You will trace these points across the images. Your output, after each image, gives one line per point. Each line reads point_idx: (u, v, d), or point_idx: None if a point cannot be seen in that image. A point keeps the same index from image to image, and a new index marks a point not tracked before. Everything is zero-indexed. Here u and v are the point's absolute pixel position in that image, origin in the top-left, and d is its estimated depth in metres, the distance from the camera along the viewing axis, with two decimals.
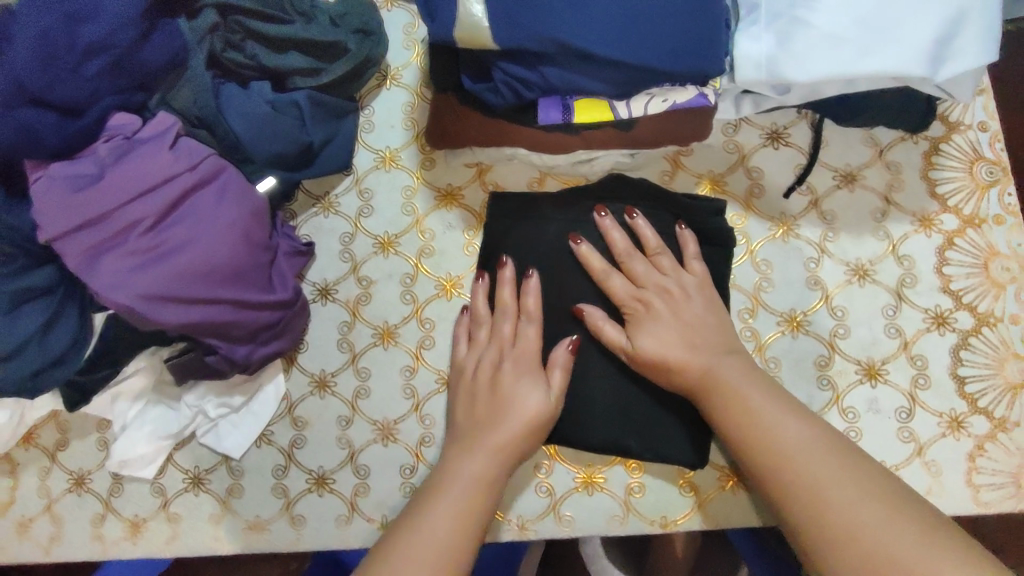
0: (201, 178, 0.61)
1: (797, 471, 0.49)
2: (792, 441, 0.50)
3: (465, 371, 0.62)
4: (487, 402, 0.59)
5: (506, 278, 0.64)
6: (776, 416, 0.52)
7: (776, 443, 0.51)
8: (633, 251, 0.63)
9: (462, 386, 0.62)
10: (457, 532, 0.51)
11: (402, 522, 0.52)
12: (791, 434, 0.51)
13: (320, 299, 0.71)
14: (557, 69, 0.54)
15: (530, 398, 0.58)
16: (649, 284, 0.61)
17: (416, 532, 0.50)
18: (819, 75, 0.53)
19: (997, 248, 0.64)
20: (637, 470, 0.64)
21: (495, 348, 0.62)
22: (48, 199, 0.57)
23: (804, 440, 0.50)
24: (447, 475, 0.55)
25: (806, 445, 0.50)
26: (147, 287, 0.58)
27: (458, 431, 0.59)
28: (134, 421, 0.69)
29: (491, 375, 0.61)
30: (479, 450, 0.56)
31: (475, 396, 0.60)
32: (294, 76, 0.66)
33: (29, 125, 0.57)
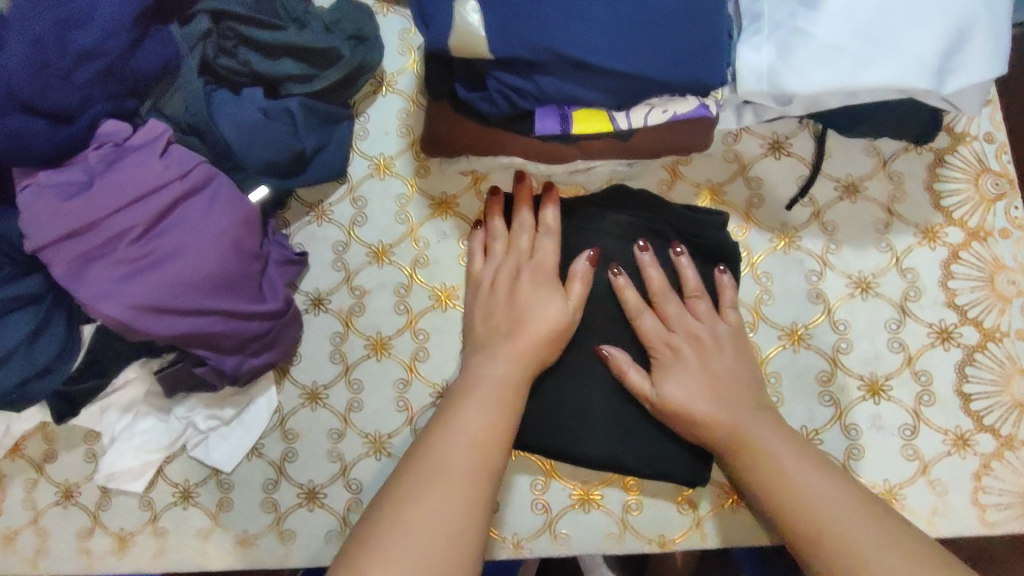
0: (191, 186, 0.61)
1: (817, 523, 0.48)
2: (811, 490, 0.50)
3: (481, 283, 0.63)
4: (505, 313, 0.59)
5: (522, 195, 0.64)
6: (792, 464, 0.52)
7: (819, 508, 0.48)
8: (667, 291, 0.61)
9: (477, 302, 0.62)
10: (484, 437, 0.51)
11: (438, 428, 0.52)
12: (809, 483, 0.50)
13: (311, 309, 0.70)
14: (553, 78, 0.53)
15: (547, 309, 0.58)
16: (681, 328, 0.60)
17: (447, 433, 0.51)
18: (821, 87, 0.51)
19: (1003, 262, 0.63)
20: (634, 487, 0.62)
21: (513, 260, 0.62)
22: (36, 208, 0.56)
23: (822, 488, 0.50)
24: (473, 377, 0.56)
25: (824, 494, 0.49)
26: (135, 297, 0.57)
27: (478, 339, 0.60)
28: (123, 433, 0.68)
29: (508, 287, 0.61)
30: (500, 357, 0.56)
31: (492, 307, 0.61)
32: (288, 83, 0.66)
33: (19, 132, 0.55)
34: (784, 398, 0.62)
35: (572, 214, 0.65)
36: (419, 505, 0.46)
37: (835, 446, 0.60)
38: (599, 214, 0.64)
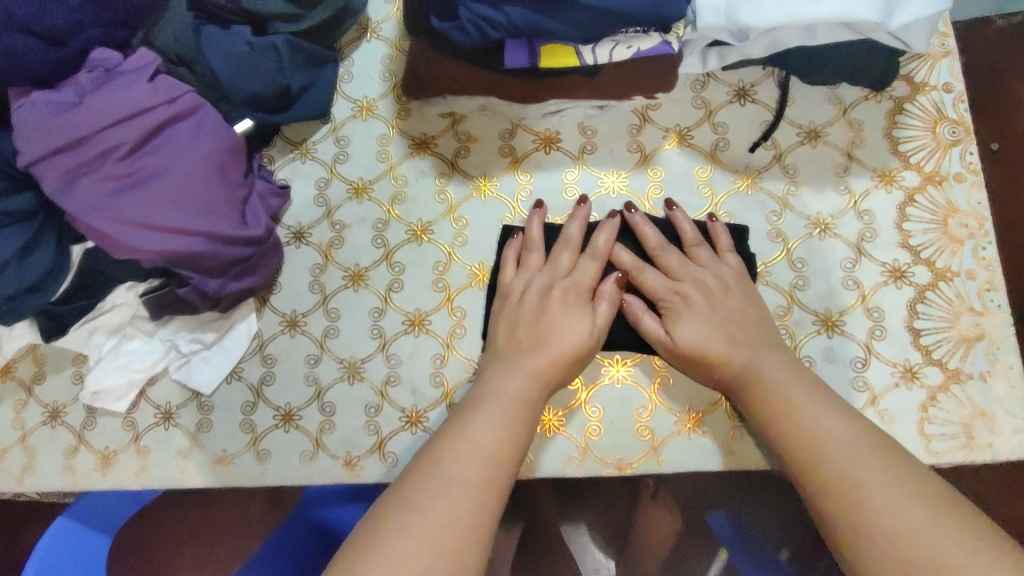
0: (178, 112, 0.63)
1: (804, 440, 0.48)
2: (800, 402, 0.51)
3: (511, 294, 0.62)
4: (528, 329, 0.58)
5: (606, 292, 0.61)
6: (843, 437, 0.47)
7: (818, 441, 0.48)
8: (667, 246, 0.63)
9: (503, 314, 0.61)
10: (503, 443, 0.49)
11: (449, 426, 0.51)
12: (816, 417, 0.49)
13: (293, 241, 0.73)
14: (523, 10, 0.55)
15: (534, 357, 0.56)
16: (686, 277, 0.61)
17: (462, 435, 0.49)
18: (774, 20, 0.54)
19: (956, 205, 0.65)
20: (596, 414, 0.65)
21: (546, 274, 0.62)
22: (29, 121, 0.58)
23: (873, 470, 0.45)
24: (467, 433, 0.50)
25: (851, 452, 0.46)
26: (122, 212, 0.60)
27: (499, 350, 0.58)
28: (110, 352, 0.70)
29: (538, 301, 0.60)
30: (486, 408, 0.52)
31: (517, 320, 0.60)
32: (275, 21, 0.68)
33: (17, 50, 0.58)
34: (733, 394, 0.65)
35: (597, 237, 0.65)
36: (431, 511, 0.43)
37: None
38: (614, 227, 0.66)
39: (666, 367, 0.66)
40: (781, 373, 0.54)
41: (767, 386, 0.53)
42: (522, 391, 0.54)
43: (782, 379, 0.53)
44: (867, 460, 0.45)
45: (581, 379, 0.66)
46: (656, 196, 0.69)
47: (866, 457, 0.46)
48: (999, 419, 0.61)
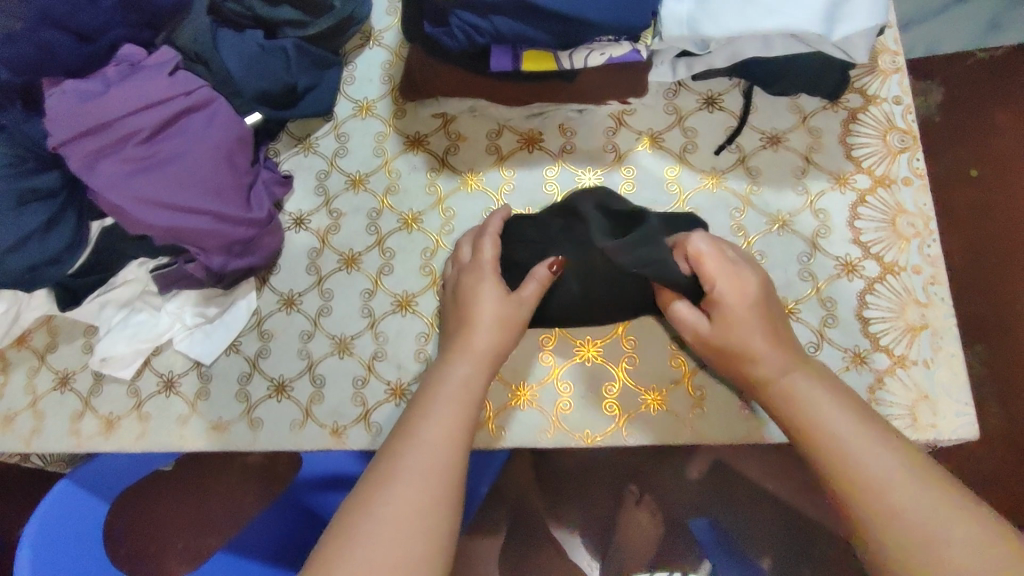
0: (194, 103, 0.69)
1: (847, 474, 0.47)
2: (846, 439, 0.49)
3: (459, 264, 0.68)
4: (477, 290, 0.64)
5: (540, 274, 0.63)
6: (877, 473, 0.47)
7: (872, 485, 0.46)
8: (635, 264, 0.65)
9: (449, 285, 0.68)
10: (453, 430, 0.53)
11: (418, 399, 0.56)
12: (862, 456, 0.48)
13: (293, 227, 0.79)
14: (507, 19, 0.61)
15: (487, 337, 0.60)
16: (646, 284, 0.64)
17: (420, 429, 0.52)
18: (730, 32, 0.61)
19: (904, 207, 0.70)
20: (567, 390, 0.70)
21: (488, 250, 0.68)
22: (59, 107, 0.64)
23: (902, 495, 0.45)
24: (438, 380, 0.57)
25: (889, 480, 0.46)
26: (140, 191, 0.67)
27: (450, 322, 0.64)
28: (119, 323, 0.76)
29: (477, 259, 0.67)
30: (456, 363, 0.58)
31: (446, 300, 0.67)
32: (286, 27, 0.76)
33: (49, 44, 0.65)
34: (704, 390, 0.69)
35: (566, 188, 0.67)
36: (395, 497, 0.47)
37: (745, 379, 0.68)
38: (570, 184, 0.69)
39: (634, 348, 0.70)
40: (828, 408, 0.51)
41: (806, 416, 0.52)
42: (491, 345, 0.60)
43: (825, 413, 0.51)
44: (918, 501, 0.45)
45: (554, 358, 0.71)
46: (629, 192, 0.74)
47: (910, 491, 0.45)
48: (941, 403, 0.65)
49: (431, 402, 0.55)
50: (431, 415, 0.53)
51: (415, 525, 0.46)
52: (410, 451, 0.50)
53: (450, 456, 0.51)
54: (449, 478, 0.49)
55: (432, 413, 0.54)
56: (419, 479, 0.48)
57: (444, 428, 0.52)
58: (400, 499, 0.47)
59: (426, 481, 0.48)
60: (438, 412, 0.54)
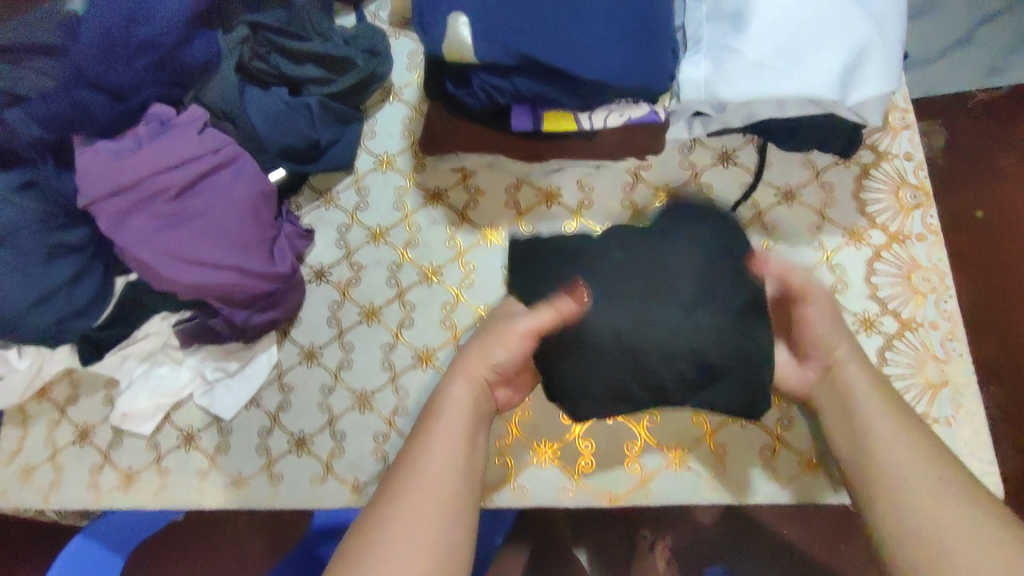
0: (221, 160, 0.71)
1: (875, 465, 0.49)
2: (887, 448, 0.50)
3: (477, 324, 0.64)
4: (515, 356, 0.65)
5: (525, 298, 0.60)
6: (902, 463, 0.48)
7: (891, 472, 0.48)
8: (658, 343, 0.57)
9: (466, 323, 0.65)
10: (458, 456, 0.52)
11: (426, 412, 0.56)
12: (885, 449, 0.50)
13: (314, 280, 0.79)
14: (527, 80, 0.64)
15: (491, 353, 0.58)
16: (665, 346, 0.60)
17: (426, 446, 0.52)
18: (746, 96, 0.62)
19: (918, 261, 0.71)
20: (588, 447, 0.70)
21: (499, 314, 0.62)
22: (92, 165, 0.67)
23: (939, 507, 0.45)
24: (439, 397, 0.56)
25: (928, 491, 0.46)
26: (165, 247, 0.68)
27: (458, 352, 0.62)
28: (141, 377, 0.76)
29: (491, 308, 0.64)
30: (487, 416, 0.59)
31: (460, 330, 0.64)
32: (309, 85, 0.78)
33: (83, 102, 0.69)
34: (727, 450, 0.69)
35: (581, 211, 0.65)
36: (398, 520, 0.47)
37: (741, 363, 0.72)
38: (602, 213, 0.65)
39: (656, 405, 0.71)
40: (872, 407, 0.52)
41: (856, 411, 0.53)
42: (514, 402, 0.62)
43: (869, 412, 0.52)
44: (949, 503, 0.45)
45: None
46: None
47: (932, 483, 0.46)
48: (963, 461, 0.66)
49: (433, 417, 0.54)
50: (433, 431, 0.53)
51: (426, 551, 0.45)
52: (412, 471, 0.50)
53: (452, 479, 0.50)
54: (452, 500, 0.49)
55: (434, 429, 0.53)
56: (420, 499, 0.48)
57: (446, 447, 0.52)
58: (408, 520, 0.47)
59: (429, 502, 0.48)
60: (437, 430, 0.53)
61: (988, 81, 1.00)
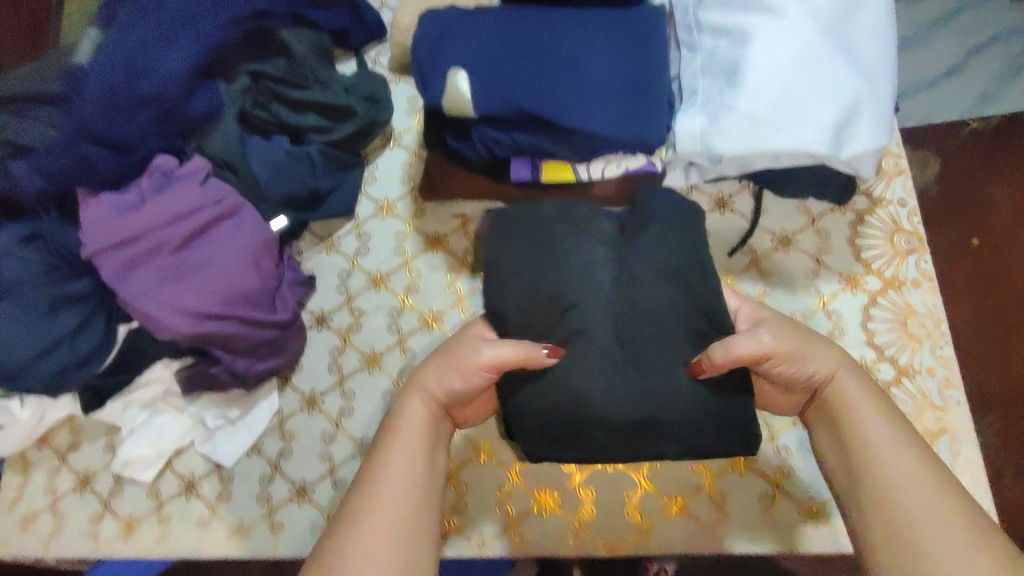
0: (223, 211, 0.72)
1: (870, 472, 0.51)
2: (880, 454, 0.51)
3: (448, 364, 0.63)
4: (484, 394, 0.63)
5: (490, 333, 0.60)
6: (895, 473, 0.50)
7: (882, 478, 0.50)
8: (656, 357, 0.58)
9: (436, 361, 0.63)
10: (414, 468, 0.53)
11: (385, 429, 0.57)
12: (885, 457, 0.51)
13: (315, 326, 0.80)
14: (526, 134, 0.65)
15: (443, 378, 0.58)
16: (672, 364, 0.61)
17: (382, 463, 0.54)
18: (742, 148, 0.63)
19: (914, 307, 0.72)
20: (588, 495, 0.70)
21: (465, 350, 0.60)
22: (97, 221, 0.68)
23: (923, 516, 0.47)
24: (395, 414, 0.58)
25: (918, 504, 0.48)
26: (167, 299, 0.68)
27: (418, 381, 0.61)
28: (143, 424, 0.76)
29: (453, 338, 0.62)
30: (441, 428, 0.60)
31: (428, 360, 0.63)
32: (311, 133, 0.80)
33: (87, 157, 0.70)
34: (726, 498, 0.69)
35: (571, 209, 0.60)
36: (354, 535, 0.49)
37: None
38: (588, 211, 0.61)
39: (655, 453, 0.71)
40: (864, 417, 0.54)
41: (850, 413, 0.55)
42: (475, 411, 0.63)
43: (874, 424, 0.53)
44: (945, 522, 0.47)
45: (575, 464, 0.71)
46: None
47: (925, 496, 0.48)
48: None
49: (390, 434, 0.56)
50: (390, 447, 0.55)
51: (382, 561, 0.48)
52: (370, 487, 0.52)
53: (408, 491, 0.52)
54: (408, 511, 0.51)
55: (391, 444, 0.55)
56: (375, 512, 0.50)
57: (402, 460, 0.54)
58: (365, 535, 0.49)
59: (385, 515, 0.50)
60: (392, 445, 0.55)
61: (982, 111, 1.07)
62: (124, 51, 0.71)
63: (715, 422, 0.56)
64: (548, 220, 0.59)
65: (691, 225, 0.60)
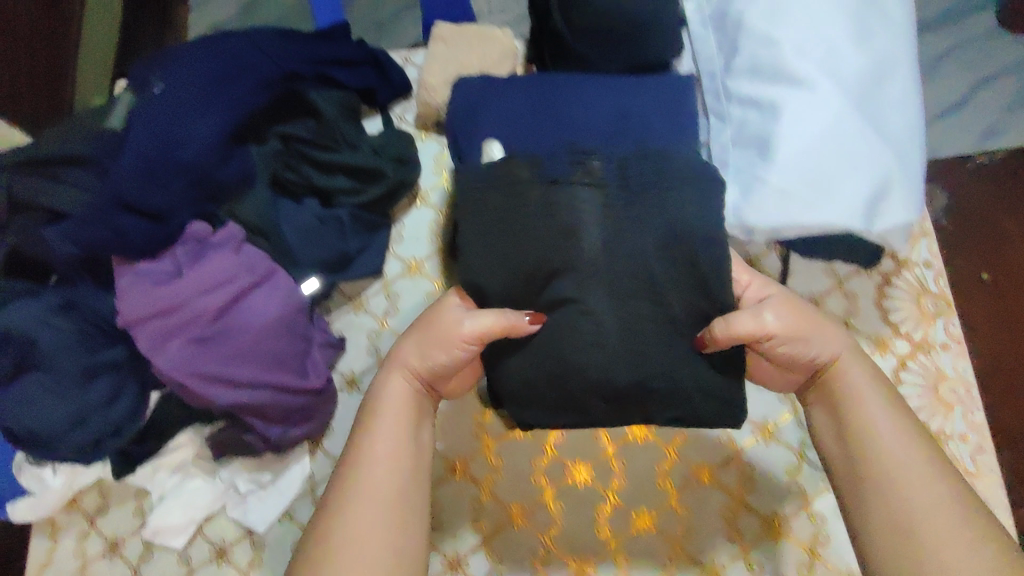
0: (257, 278, 0.72)
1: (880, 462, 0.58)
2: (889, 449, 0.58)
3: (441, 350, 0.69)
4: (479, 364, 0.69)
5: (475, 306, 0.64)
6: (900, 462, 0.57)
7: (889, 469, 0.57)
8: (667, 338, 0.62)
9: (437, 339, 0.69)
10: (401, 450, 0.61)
11: (372, 405, 0.64)
12: (886, 449, 0.58)
13: (347, 388, 0.80)
14: None
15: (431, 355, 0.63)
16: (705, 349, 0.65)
17: (373, 444, 0.61)
18: (776, 225, 0.64)
19: (944, 372, 0.73)
20: (624, 564, 0.70)
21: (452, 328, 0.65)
22: (135, 291, 0.69)
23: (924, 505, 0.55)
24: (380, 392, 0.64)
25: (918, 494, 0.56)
26: (202, 368, 0.68)
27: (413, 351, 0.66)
28: (173, 490, 0.76)
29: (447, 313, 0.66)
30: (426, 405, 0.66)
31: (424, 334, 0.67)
32: (340, 195, 0.80)
33: (124, 229, 0.70)
34: (761, 567, 0.70)
35: (545, 168, 0.59)
36: (351, 513, 0.57)
37: (740, 434, 0.74)
38: (581, 155, 0.60)
39: (689, 520, 0.71)
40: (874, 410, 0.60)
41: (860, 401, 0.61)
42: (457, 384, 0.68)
43: (877, 414, 0.60)
44: (938, 508, 0.54)
45: (610, 530, 0.71)
46: None
47: (923, 487, 0.56)
48: None
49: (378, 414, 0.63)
50: (379, 426, 0.62)
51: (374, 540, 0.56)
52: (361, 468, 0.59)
53: (398, 473, 0.60)
54: (398, 490, 0.59)
55: (380, 423, 0.62)
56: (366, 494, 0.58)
57: (390, 439, 0.61)
58: (360, 513, 0.57)
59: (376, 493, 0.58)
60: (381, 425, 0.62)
61: (987, 143, 1.17)
62: (161, 122, 0.73)
63: (699, 388, 0.61)
64: (527, 182, 0.59)
65: (698, 182, 0.59)
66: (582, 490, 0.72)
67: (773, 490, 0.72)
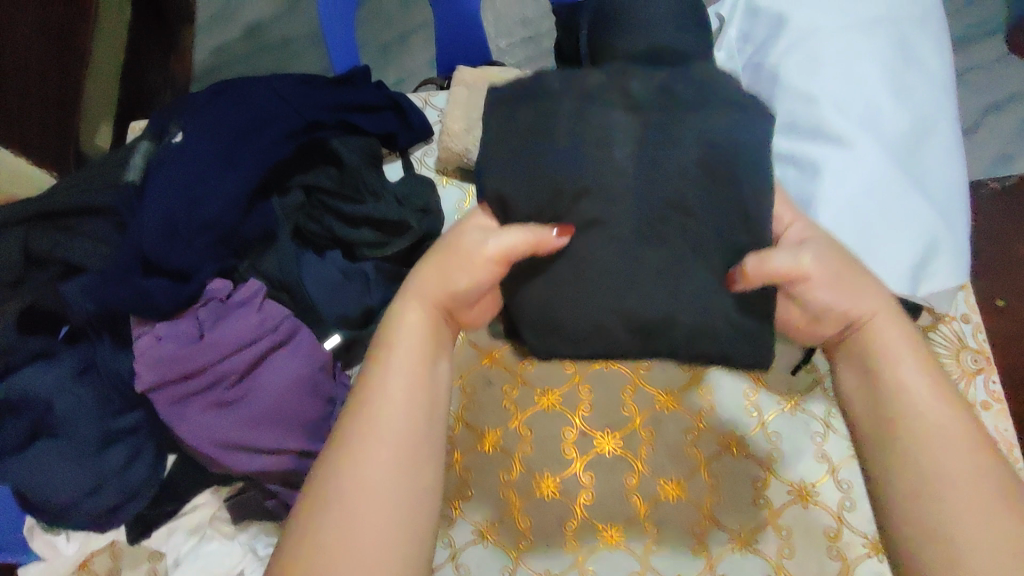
0: (279, 338, 0.71)
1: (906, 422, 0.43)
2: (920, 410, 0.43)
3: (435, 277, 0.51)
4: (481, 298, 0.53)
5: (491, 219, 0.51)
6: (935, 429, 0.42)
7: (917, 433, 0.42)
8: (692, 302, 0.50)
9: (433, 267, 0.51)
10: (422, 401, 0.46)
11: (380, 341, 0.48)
12: (921, 416, 0.43)
13: None
14: None
15: (452, 278, 0.49)
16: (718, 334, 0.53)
17: (383, 391, 0.45)
18: None
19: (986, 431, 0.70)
20: None
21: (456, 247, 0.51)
22: (154, 355, 0.67)
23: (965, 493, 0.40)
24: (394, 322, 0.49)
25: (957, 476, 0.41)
26: (222, 435, 0.66)
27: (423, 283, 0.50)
28: (187, 553, 0.69)
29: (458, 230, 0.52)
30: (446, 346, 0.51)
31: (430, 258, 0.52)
32: (364, 247, 0.79)
33: (147, 290, 0.67)
34: None
35: (576, 86, 0.50)
36: (356, 473, 0.42)
37: (776, 493, 0.65)
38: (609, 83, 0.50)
39: None
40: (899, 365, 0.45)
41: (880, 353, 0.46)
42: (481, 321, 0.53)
43: (909, 366, 0.45)
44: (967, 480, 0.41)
45: None
46: (711, 415, 0.68)
47: (962, 464, 0.41)
48: None
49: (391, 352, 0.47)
50: (391, 369, 0.46)
51: (386, 522, 0.41)
52: (370, 418, 0.44)
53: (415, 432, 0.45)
54: (417, 456, 0.44)
55: (392, 366, 0.46)
56: (379, 451, 0.43)
57: (408, 388, 0.46)
58: (371, 475, 0.42)
59: (395, 456, 0.43)
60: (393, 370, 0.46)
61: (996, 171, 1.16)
62: (183, 176, 0.71)
63: (737, 333, 0.48)
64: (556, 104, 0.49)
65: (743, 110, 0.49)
66: (617, 555, 0.64)
67: (812, 556, 0.64)
